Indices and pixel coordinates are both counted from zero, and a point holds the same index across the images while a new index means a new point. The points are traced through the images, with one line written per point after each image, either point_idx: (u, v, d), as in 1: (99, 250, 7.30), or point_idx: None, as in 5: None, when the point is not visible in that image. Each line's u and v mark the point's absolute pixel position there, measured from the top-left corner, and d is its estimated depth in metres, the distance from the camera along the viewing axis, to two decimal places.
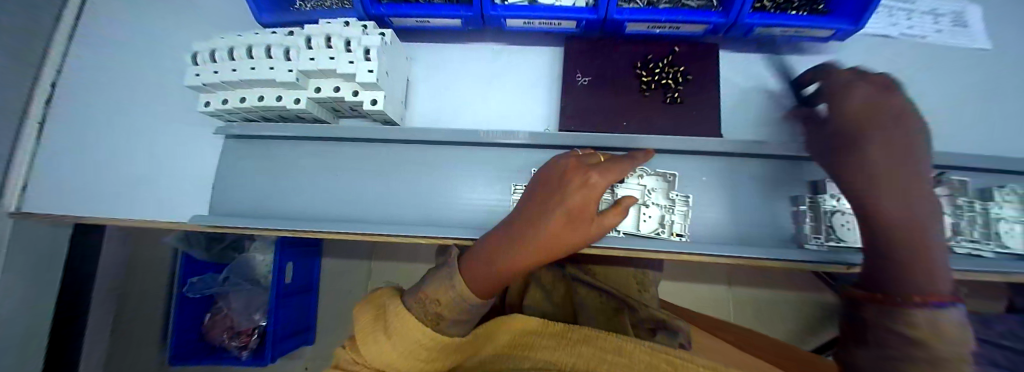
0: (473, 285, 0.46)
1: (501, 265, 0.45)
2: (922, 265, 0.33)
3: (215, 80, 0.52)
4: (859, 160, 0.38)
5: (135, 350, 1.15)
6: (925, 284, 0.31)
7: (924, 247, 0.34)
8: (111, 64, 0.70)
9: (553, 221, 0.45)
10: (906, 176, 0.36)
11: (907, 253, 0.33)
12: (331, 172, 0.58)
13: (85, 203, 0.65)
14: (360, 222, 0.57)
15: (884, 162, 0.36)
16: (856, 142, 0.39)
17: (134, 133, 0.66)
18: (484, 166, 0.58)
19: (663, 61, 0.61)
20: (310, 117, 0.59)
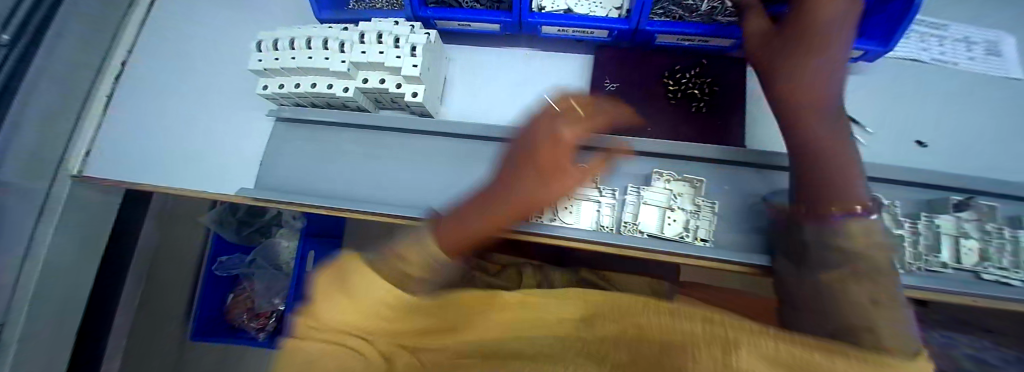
0: (445, 243, 0.33)
1: (474, 219, 0.36)
2: (834, 166, 0.39)
3: (274, 66, 0.57)
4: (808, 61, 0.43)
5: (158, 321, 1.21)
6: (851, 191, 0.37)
7: (832, 154, 0.40)
8: (173, 47, 0.77)
9: (536, 172, 0.48)
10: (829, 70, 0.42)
11: (824, 161, 0.40)
12: (368, 158, 0.62)
13: (140, 171, 0.70)
14: (391, 206, 0.61)
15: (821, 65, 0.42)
16: (814, 41, 0.43)
17: (190, 109, 0.71)
18: (512, 162, 0.61)
19: (690, 72, 0.64)
20: (355, 105, 0.64)
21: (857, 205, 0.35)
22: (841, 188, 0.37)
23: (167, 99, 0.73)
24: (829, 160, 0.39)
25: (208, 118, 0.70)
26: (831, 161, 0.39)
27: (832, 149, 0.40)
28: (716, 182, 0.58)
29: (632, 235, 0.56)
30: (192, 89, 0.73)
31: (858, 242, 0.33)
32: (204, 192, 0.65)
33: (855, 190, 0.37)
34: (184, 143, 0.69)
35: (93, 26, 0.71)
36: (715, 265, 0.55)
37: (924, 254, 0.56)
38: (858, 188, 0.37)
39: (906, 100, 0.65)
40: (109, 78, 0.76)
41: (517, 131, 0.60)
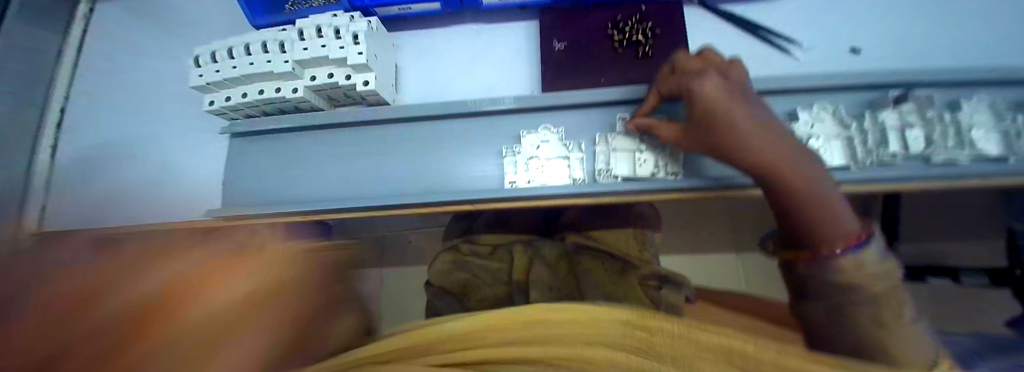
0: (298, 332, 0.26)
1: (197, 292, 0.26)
2: (813, 207, 0.38)
3: (217, 78, 0.56)
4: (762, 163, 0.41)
5: None
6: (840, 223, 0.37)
7: (799, 189, 0.39)
8: (107, 83, 0.73)
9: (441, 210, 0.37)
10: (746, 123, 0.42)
11: (813, 216, 0.37)
12: (333, 157, 0.61)
13: (97, 216, 0.67)
14: (362, 200, 0.60)
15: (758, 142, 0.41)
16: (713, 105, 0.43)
17: (137, 144, 0.68)
18: (476, 135, 0.60)
19: (632, 20, 0.65)
20: (308, 107, 0.62)
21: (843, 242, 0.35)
22: (831, 226, 0.36)
23: (114, 139, 0.70)
24: (812, 205, 0.38)
25: (157, 148, 0.67)
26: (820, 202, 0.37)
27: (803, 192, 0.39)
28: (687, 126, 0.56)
29: (609, 181, 0.56)
30: (134, 124, 0.70)
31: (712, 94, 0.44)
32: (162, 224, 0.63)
33: (839, 228, 0.36)
34: (135, 179, 0.66)
35: (30, 79, 0.68)
36: (693, 196, 0.56)
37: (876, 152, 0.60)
38: (843, 222, 0.37)
39: (837, 14, 0.68)
40: (49, 130, 0.72)
41: (473, 103, 0.58)
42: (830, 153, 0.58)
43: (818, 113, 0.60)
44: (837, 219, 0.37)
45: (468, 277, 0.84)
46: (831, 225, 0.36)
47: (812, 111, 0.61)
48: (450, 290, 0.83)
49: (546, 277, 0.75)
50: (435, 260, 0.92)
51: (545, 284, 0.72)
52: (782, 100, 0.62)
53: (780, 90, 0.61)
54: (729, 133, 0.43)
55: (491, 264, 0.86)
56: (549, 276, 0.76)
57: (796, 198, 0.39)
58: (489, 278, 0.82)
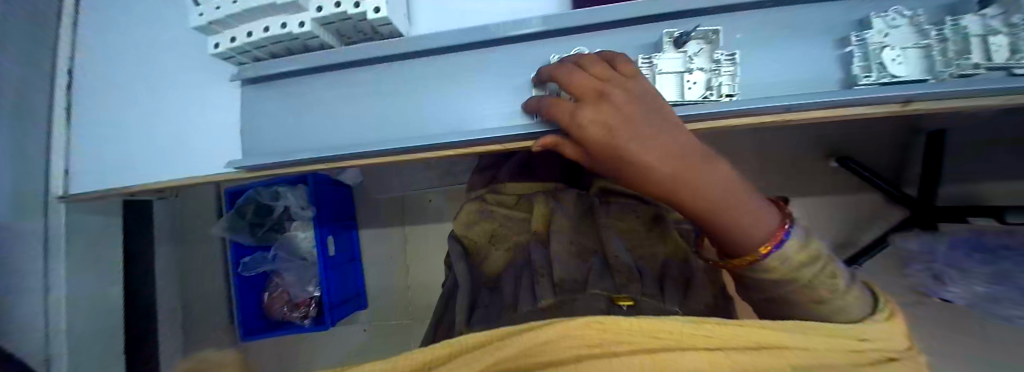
0: None
1: None
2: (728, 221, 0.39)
3: (216, 16, 0.51)
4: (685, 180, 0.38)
5: (209, 316, 1.40)
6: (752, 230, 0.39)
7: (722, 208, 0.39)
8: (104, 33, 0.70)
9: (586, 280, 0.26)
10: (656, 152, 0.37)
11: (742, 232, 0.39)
12: (351, 99, 0.58)
13: (119, 173, 0.67)
14: (382, 146, 0.56)
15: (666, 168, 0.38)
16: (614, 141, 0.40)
17: (145, 97, 0.66)
18: (501, 67, 0.55)
19: None
20: (318, 45, 0.57)
21: (771, 245, 0.38)
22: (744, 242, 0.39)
23: (124, 92, 0.68)
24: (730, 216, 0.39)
25: (164, 99, 0.65)
26: (724, 215, 0.38)
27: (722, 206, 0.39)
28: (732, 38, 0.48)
29: None
30: (136, 74, 0.67)
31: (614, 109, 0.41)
32: (184, 177, 0.63)
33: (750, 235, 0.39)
34: (148, 134, 0.65)
35: (34, 43, 0.71)
36: (744, 121, 0.53)
37: (939, 66, 0.49)
38: (757, 228, 0.39)
39: None
40: (60, 90, 0.76)
41: (495, 26, 0.52)
42: (903, 65, 0.50)
43: (893, 20, 0.49)
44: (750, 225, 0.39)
45: (493, 227, 0.87)
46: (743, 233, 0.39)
47: (889, 16, 0.49)
48: (477, 240, 0.88)
49: (565, 227, 0.76)
50: (460, 210, 0.92)
51: (566, 236, 0.73)
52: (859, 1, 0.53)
53: None
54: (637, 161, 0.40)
55: (515, 212, 0.87)
56: (571, 228, 0.77)
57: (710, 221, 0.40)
58: (516, 226, 0.85)
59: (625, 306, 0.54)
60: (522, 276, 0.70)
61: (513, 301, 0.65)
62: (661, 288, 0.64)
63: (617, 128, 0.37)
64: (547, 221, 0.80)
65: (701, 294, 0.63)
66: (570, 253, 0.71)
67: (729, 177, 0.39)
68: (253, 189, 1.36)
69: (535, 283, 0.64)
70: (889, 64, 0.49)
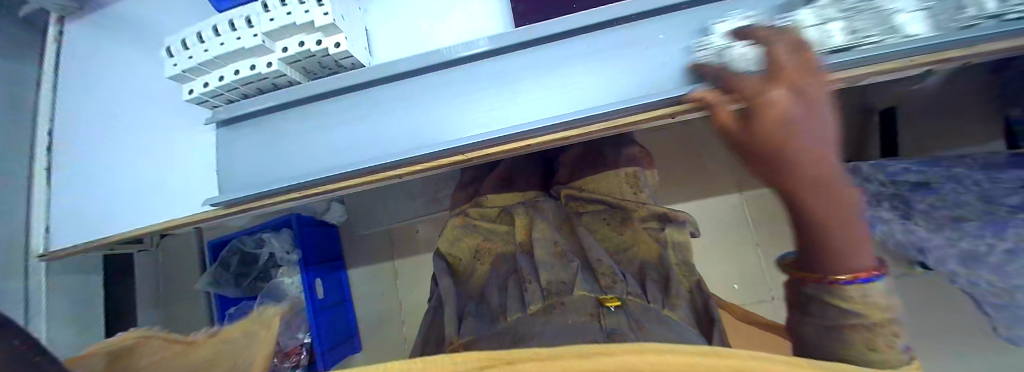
0: None
1: None
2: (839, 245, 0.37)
3: (191, 64, 0.56)
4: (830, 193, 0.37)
5: None
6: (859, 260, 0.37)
7: (846, 229, 0.37)
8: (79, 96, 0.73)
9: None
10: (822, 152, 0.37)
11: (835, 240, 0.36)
12: (321, 129, 0.62)
13: (93, 226, 0.69)
14: (354, 168, 0.60)
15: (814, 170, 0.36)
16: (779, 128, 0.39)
17: (118, 151, 0.69)
18: (457, 84, 0.60)
19: None
20: (288, 83, 0.62)
21: (862, 274, 0.36)
22: (843, 265, 0.37)
23: (95, 149, 0.70)
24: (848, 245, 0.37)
25: (137, 151, 0.68)
26: (846, 235, 0.36)
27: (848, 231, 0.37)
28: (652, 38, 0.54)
29: (603, 102, 0.57)
30: (108, 130, 0.70)
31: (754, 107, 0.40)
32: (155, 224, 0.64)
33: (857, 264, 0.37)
34: (123, 185, 0.68)
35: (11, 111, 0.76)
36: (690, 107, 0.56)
37: (942, 22, 0.45)
38: (858, 260, 0.37)
39: None
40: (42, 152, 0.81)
41: (444, 52, 0.58)
42: (913, 22, 0.46)
43: None
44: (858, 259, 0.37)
45: (478, 243, 0.87)
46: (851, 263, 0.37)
47: None
48: (463, 258, 0.87)
49: (548, 233, 0.78)
50: (444, 230, 0.93)
51: (547, 240, 0.76)
52: None
53: None
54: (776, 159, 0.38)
55: (497, 225, 0.88)
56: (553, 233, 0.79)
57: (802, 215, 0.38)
58: (498, 239, 0.86)
59: (613, 308, 0.55)
60: (510, 286, 0.70)
61: (502, 308, 0.65)
62: (644, 286, 0.67)
63: (793, 113, 0.37)
64: (529, 232, 0.81)
65: (679, 285, 0.65)
66: (552, 255, 0.73)
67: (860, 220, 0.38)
68: (237, 238, 1.35)
69: (524, 290, 0.65)
70: (895, 23, 0.46)
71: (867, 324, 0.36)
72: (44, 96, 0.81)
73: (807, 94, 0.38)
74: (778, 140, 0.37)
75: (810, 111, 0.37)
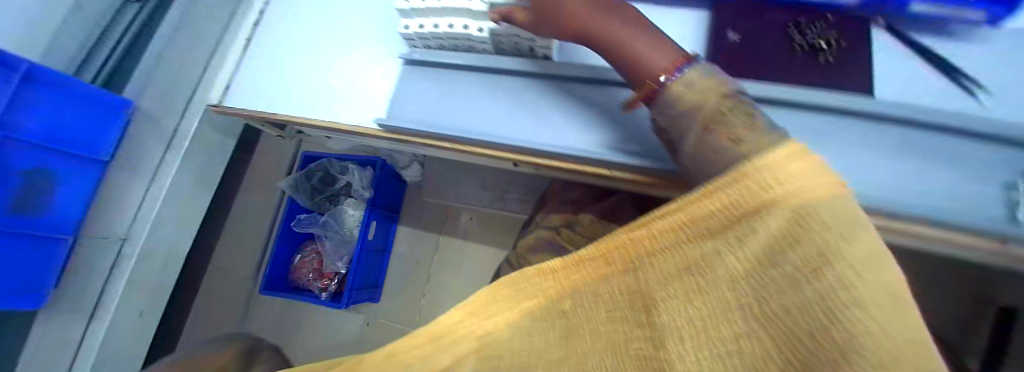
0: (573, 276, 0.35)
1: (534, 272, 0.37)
2: (648, 66, 0.45)
3: (420, 7, 0.63)
4: (616, 39, 0.47)
5: (240, 257, 1.48)
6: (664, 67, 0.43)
7: (645, 55, 0.45)
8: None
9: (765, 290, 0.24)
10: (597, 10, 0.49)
11: (642, 60, 0.45)
12: (489, 96, 0.66)
13: (252, 97, 0.79)
14: (500, 140, 0.62)
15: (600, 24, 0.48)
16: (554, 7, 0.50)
17: (302, 45, 0.78)
18: (632, 102, 0.59)
19: (819, 25, 0.60)
20: (479, 49, 0.67)
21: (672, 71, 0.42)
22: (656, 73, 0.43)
23: (284, 36, 0.81)
24: (646, 60, 0.45)
25: (320, 53, 0.76)
26: (645, 56, 0.45)
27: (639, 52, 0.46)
28: (817, 147, 0.57)
29: None
30: (300, 27, 0.80)
31: None
32: (309, 119, 0.72)
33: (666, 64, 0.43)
34: (293, 74, 0.77)
35: None
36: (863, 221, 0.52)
37: None
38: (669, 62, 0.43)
39: None
40: None
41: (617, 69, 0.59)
42: None
43: None
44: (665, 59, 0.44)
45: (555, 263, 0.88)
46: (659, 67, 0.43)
47: None
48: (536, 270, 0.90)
49: None
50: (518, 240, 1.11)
51: None
52: (990, 146, 0.54)
53: (991, 131, 0.53)
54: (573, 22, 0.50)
55: None
56: None
57: (614, 42, 0.48)
58: None
59: None
60: None
61: None
62: None
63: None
64: None
65: None
66: None
67: (659, 39, 0.46)
68: (327, 159, 1.46)
69: None
70: None
71: (718, 115, 0.37)
72: None
73: None
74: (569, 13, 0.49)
75: None
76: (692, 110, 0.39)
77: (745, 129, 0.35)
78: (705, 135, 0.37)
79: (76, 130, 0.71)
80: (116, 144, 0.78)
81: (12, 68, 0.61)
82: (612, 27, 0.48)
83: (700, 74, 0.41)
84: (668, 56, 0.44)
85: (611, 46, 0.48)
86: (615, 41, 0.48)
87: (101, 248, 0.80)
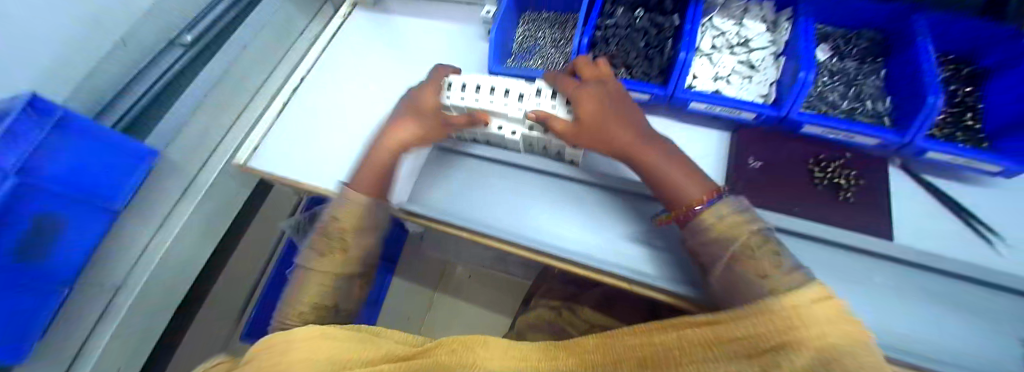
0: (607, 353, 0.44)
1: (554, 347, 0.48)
2: (679, 190, 0.50)
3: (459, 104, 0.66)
4: (649, 160, 0.53)
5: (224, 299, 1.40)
6: (694, 194, 0.48)
7: (677, 179, 0.51)
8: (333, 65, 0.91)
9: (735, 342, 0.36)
10: (633, 130, 0.55)
11: (676, 185, 0.50)
12: (512, 192, 0.68)
13: (276, 160, 0.80)
14: (520, 239, 0.62)
15: (634, 143, 0.54)
16: (597, 121, 0.56)
17: (336, 119, 0.82)
18: (650, 218, 0.62)
19: (835, 162, 0.64)
20: (509, 145, 0.71)
21: (701, 201, 0.47)
22: (687, 198, 0.49)
23: (320, 107, 0.85)
24: (678, 185, 0.50)
25: (352, 129, 0.80)
26: (677, 181, 0.50)
27: (671, 175, 0.51)
28: (855, 285, 0.54)
29: None
30: (337, 102, 0.85)
31: (592, 95, 0.58)
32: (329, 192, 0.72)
33: (696, 192, 0.48)
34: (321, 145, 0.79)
35: (271, 39, 1.02)
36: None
37: None
38: (698, 190, 0.48)
39: None
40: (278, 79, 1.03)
41: (643, 185, 0.63)
42: None
43: None
44: (696, 186, 0.49)
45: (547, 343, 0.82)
46: (691, 194, 0.49)
47: None
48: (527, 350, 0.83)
49: None
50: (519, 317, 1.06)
51: None
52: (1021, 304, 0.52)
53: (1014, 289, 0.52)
54: (610, 139, 0.55)
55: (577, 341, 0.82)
56: None
57: (647, 161, 0.53)
58: None
59: None
60: None
61: None
62: None
63: (594, 116, 0.56)
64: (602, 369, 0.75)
65: None
66: None
67: (687, 165, 0.52)
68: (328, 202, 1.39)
69: None
70: None
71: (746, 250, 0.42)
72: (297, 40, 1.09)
73: (611, 100, 0.57)
74: (608, 131, 0.55)
75: (620, 112, 0.57)
76: (722, 239, 0.43)
77: (772, 266, 0.40)
78: (733, 266, 0.42)
79: (97, 178, 0.68)
80: (132, 192, 0.75)
81: (45, 116, 0.59)
82: (647, 148, 0.54)
83: (725, 207, 0.46)
84: (698, 184, 0.49)
85: (644, 166, 0.54)
86: (648, 161, 0.53)
87: (91, 298, 0.75)
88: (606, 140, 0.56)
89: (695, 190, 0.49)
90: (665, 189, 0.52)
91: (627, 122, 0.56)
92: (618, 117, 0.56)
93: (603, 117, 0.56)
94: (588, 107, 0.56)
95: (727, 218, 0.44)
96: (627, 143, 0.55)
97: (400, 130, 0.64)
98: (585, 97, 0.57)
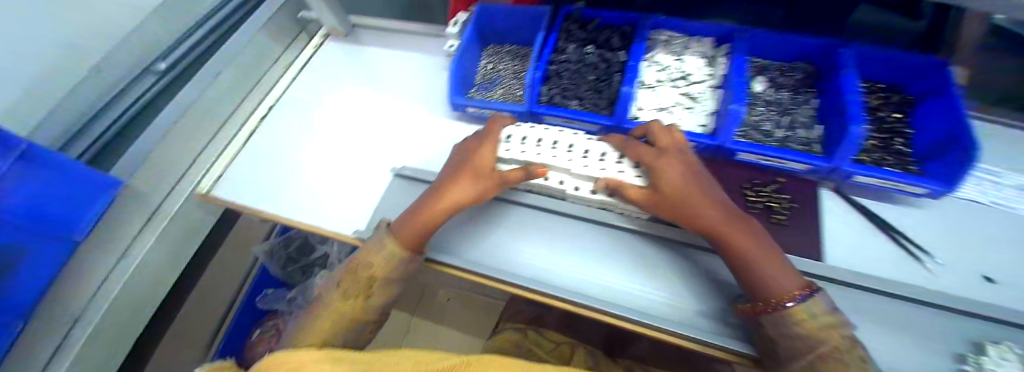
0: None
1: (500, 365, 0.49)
2: (764, 279, 0.46)
3: None
4: (732, 239, 0.50)
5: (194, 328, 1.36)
6: (784, 287, 0.45)
7: (761, 265, 0.47)
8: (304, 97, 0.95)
9: None
10: (717, 203, 0.53)
11: (761, 272, 0.46)
12: (470, 219, 0.74)
13: (242, 190, 0.81)
14: (472, 264, 0.67)
15: (714, 216, 0.51)
16: (681, 189, 0.54)
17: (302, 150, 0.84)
18: (590, 242, 0.68)
19: (769, 188, 0.69)
20: None
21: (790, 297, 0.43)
22: (774, 290, 0.45)
23: (289, 137, 0.87)
24: (763, 272, 0.46)
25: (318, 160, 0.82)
26: (760, 267, 0.47)
27: (757, 261, 0.47)
28: None
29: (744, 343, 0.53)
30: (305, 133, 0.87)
31: (669, 161, 0.56)
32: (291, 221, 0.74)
33: (786, 287, 0.44)
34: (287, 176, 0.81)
35: (246, 71, 1.05)
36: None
37: None
38: (789, 284, 0.45)
39: (986, 238, 0.64)
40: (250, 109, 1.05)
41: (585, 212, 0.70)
42: None
43: None
44: (786, 280, 0.45)
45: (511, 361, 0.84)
46: (778, 286, 0.45)
47: None
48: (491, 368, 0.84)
49: None
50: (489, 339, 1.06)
51: None
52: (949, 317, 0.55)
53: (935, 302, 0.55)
54: (686, 207, 0.53)
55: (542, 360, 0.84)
56: None
57: (731, 240, 0.50)
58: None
59: None
60: None
61: None
62: None
63: (672, 182, 0.55)
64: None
65: None
66: None
67: (776, 255, 0.48)
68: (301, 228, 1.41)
69: None
70: None
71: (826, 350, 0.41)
72: (272, 70, 1.12)
73: (694, 170, 0.56)
74: (686, 200, 0.53)
75: (707, 185, 0.55)
76: (809, 339, 0.42)
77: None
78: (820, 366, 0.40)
79: (58, 207, 0.67)
80: (96, 218, 0.74)
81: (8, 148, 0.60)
82: (733, 226, 0.51)
83: (814, 309, 0.43)
84: (791, 279, 0.45)
85: (725, 243, 0.50)
86: (733, 239, 0.50)
87: (46, 333, 0.73)
88: (680, 208, 0.54)
89: (783, 284, 0.45)
90: (746, 274, 0.48)
91: (715, 195, 0.54)
92: (703, 189, 0.54)
93: (680, 184, 0.54)
94: (666, 172, 0.55)
95: (823, 324, 0.42)
96: (706, 215, 0.52)
97: (454, 193, 0.62)
98: (662, 162, 0.56)
